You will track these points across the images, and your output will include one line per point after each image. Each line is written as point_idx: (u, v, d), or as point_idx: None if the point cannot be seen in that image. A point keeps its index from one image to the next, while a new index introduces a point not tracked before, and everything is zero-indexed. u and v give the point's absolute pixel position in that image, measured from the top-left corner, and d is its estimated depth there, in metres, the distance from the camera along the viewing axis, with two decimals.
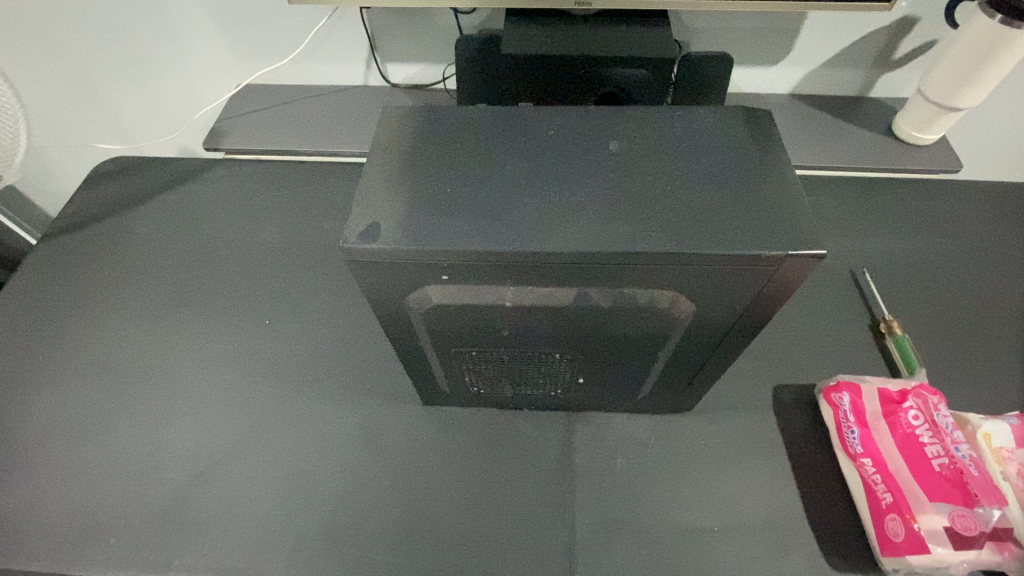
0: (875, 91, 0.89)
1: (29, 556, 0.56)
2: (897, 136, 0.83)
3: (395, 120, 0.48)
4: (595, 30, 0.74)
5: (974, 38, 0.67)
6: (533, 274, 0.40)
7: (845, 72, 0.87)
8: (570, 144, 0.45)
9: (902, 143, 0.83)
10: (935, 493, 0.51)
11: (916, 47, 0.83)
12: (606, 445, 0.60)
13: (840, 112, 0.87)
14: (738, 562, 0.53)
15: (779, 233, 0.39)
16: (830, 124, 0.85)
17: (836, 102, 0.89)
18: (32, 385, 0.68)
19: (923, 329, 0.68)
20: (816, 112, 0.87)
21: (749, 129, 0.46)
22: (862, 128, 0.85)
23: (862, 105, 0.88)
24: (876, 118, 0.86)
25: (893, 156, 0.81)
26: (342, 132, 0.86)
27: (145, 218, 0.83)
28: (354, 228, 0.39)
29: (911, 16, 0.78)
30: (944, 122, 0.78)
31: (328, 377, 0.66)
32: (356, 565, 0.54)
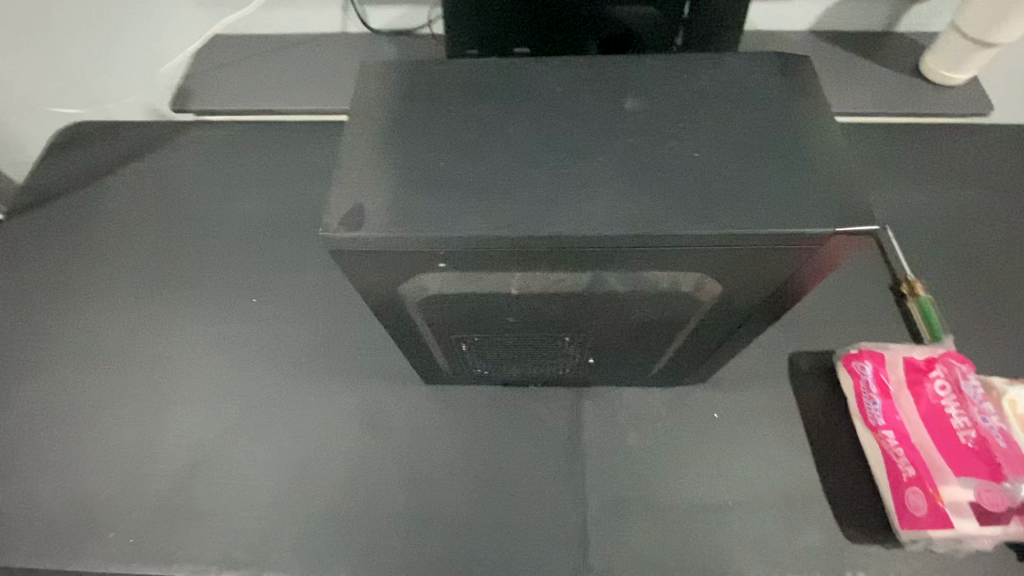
0: (903, 24, 0.81)
1: (31, 552, 0.55)
2: (922, 78, 0.77)
3: (377, 79, 0.42)
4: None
5: None
6: (542, 261, 0.36)
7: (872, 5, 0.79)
8: (580, 106, 0.40)
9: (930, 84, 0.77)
10: (960, 467, 0.49)
11: None
12: (617, 421, 0.58)
13: (863, 50, 0.80)
14: (753, 536, 0.52)
15: (824, 206, 0.34)
16: (853, 64, 0.79)
17: (862, 40, 0.81)
18: (12, 375, 0.64)
19: (947, 289, 0.65)
20: (843, 52, 0.79)
21: (784, 80, 0.40)
22: (887, 68, 0.78)
23: (887, 42, 0.81)
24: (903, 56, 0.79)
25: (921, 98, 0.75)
26: (323, 87, 0.79)
27: (115, 191, 0.77)
28: (337, 213, 0.35)
29: None
30: (977, 61, 0.71)
31: (324, 358, 0.63)
32: (364, 551, 0.53)
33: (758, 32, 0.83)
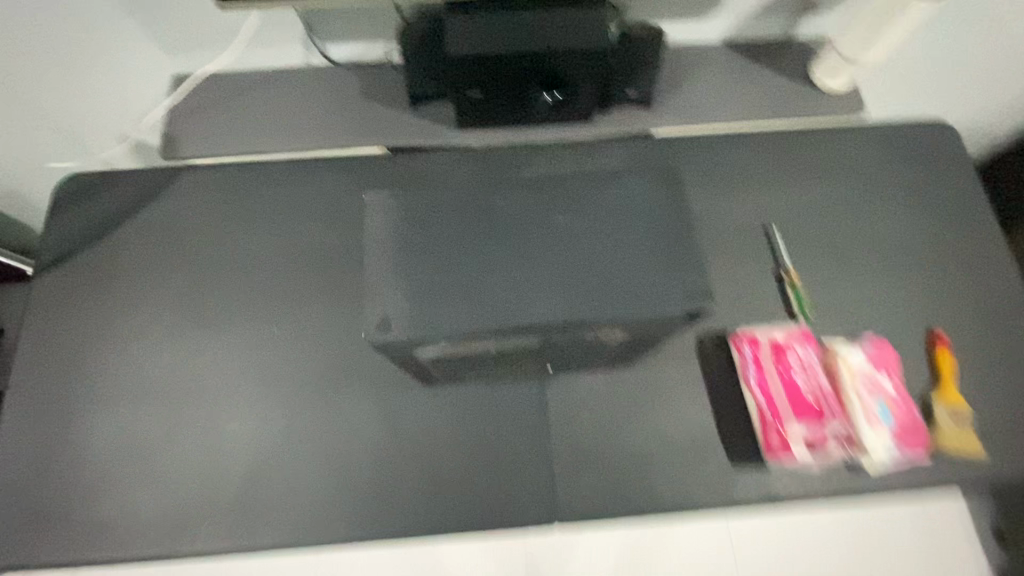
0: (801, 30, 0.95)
1: (143, 543, 0.73)
2: (813, 83, 0.92)
3: (378, 201, 0.57)
4: (536, 17, 0.76)
5: None
6: (512, 335, 0.53)
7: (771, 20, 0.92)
8: (526, 214, 0.57)
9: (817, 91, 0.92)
10: (807, 414, 0.70)
11: None
12: (574, 399, 0.78)
13: (765, 59, 0.94)
14: (670, 471, 0.74)
15: (692, 286, 0.53)
16: (754, 75, 0.93)
17: (764, 51, 0.94)
18: (87, 411, 0.79)
19: (815, 272, 0.85)
20: (745, 64, 0.94)
21: (666, 186, 0.58)
22: (783, 77, 0.93)
23: (786, 50, 0.94)
24: (797, 65, 0.94)
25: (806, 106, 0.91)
26: (301, 127, 0.89)
27: (126, 240, 0.87)
28: (373, 321, 0.51)
29: None
30: (853, 74, 0.87)
31: (343, 372, 0.80)
32: (399, 512, 0.74)
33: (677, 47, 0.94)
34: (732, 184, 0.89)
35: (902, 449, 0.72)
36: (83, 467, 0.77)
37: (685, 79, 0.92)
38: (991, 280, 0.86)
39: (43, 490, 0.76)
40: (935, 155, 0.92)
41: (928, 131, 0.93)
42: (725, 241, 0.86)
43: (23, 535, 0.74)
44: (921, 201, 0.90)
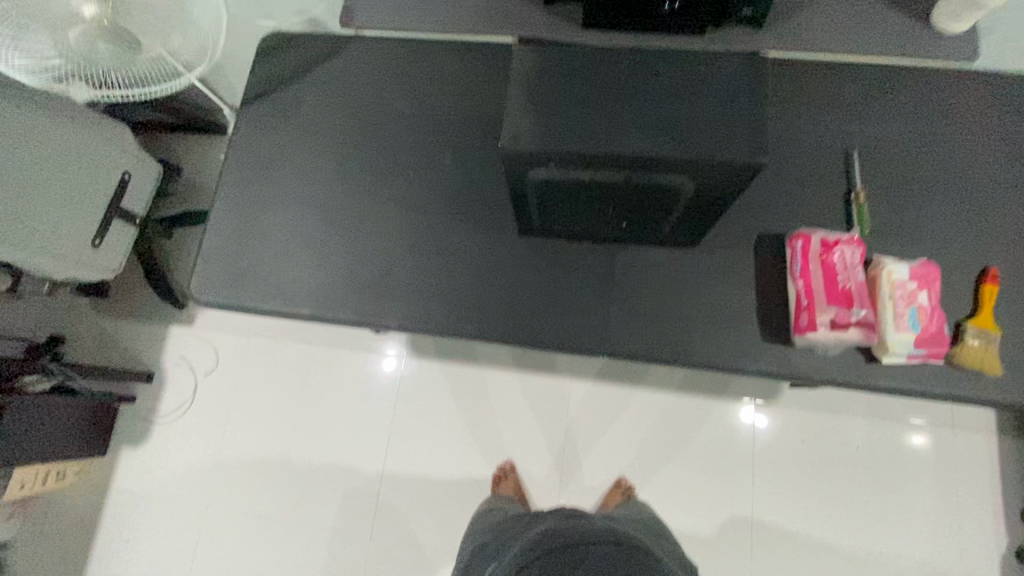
0: None
1: (299, 304, 0.99)
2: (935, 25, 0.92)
3: (524, 56, 0.73)
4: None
5: None
6: (602, 165, 0.68)
7: None
8: (632, 78, 0.71)
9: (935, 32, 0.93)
10: (838, 302, 0.82)
11: None
12: (639, 264, 0.94)
13: None
14: (707, 332, 0.90)
15: (754, 148, 0.65)
16: (878, 8, 0.94)
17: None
18: (268, 207, 1.05)
19: (885, 197, 0.93)
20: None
21: (749, 73, 0.70)
22: (905, 14, 0.93)
23: None
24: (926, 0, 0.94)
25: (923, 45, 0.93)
26: (443, 8, 1.01)
27: (306, 87, 1.09)
28: (507, 134, 0.68)
29: None
30: (979, 12, 0.87)
31: (459, 213, 1.00)
32: (485, 321, 0.95)
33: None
34: (824, 111, 0.96)
35: (919, 349, 0.82)
36: (262, 245, 1.03)
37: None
38: None
39: (237, 255, 1.03)
40: None
41: None
42: (804, 159, 0.95)
43: (223, 282, 1.02)
44: (1014, 150, 0.94)
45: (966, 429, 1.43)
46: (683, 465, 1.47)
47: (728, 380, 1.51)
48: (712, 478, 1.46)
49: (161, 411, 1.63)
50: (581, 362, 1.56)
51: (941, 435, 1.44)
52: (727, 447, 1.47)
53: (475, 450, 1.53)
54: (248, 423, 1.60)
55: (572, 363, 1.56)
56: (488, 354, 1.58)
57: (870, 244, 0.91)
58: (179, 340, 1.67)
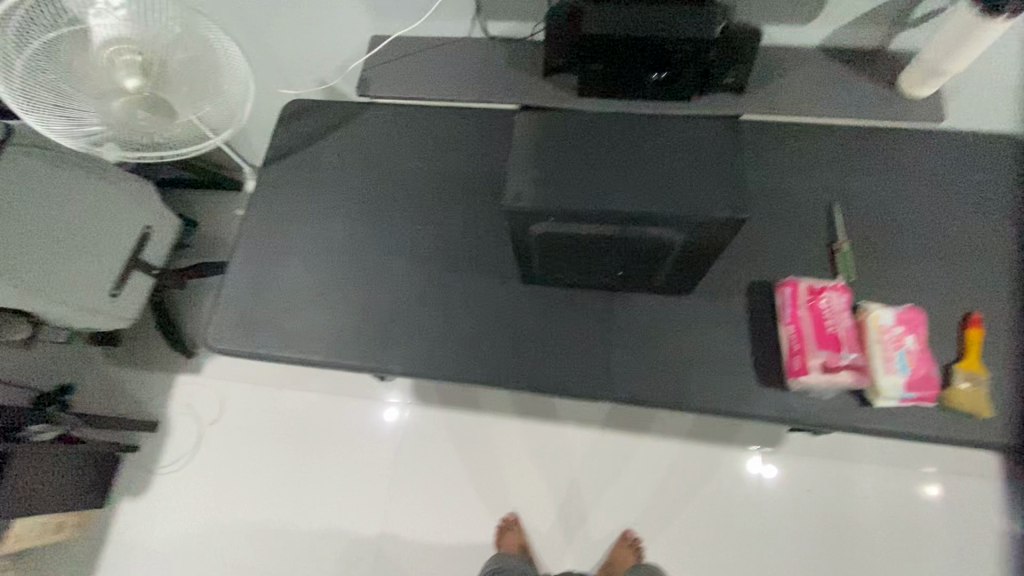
0: (895, 45, 1.05)
1: (310, 351, 1.03)
2: (899, 90, 1.01)
3: (525, 123, 0.80)
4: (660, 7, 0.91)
5: (961, 21, 0.86)
6: (598, 219, 0.74)
7: (869, 31, 1.02)
8: (623, 142, 0.78)
9: (902, 97, 1.02)
10: (827, 346, 0.86)
11: (930, 12, 0.97)
12: (637, 310, 0.98)
13: (862, 65, 1.04)
14: (704, 376, 0.93)
15: (736, 204, 0.71)
16: (847, 77, 1.03)
17: (861, 55, 1.05)
18: (283, 259, 1.10)
19: (867, 246, 0.98)
20: (839, 65, 1.04)
21: (729, 137, 0.77)
22: (872, 82, 1.03)
23: (883, 59, 1.05)
24: (891, 70, 1.03)
25: (891, 108, 1.01)
26: (452, 79, 1.11)
27: (323, 149, 1.17)
28: (510, 193, 0.74)
29: None
30: (937, 82, 0.96)
31: (464, 263, 1.05)
32: (489, 366, 0.98)
33: (779, 43, 1.07)
34: (804, 168, 1.04)
35: (911, 392, 0.85)
36: (276, 294, 1.08)
37: (786, 69, 1.04)
38: None
39: (252, 304, 1.08)
40: (1006, 165, 1.02)
41: (1009, 141, 1.02)
42: (788, 211, 1.01)
43: (238, 330, 1.06)
44: (985, 202, 1.00)
45: (975, 477, 1.42)
46: (689, 516, 1.45)
47: (732, 428, 1.51)
48: (719, 529, 1.44)
49: (164, 461, 1.63)
50: (584, 411, 1.57)
51: (949, 483, 1.42)
52: (733, 498, 1.46)
53: (479, 501, 1.51)
54: (251, 474, 1.60)
55: (575, 412, 1.57)
56: (492, 404, 1.59)
57: (856, 291, 0.95)
58: (186, 388, 1.69)
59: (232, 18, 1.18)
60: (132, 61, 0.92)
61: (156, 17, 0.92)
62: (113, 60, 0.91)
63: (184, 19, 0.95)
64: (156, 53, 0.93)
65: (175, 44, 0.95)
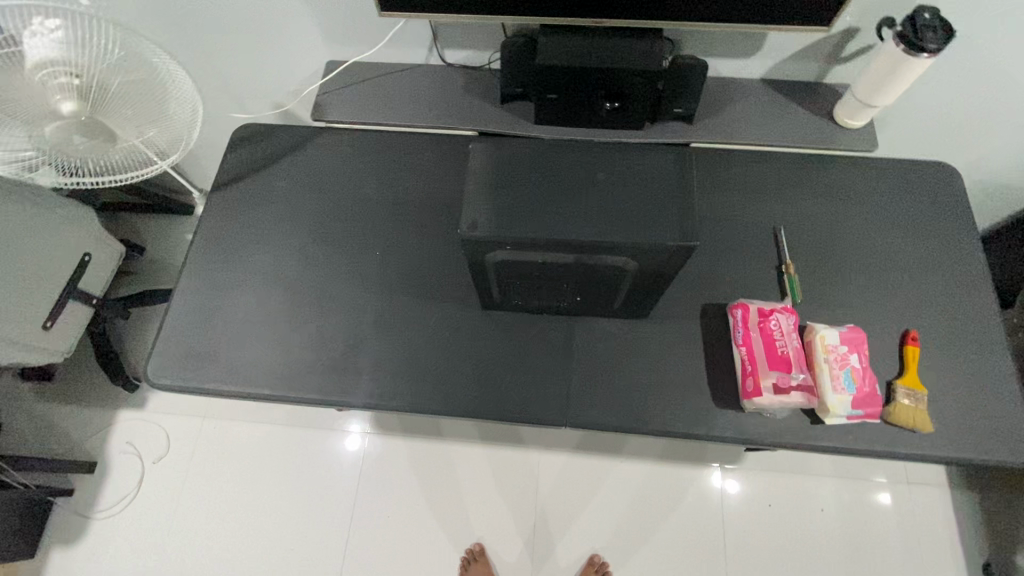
0: (830, 79, 1.11)
1: (261, 384, 0.98)
2: (835, 120, 1.07)
3: (480, 152, 0.80)
4: (610, 36, 0.96)
5: (887, 59, 0.92)
6: (553, 247, 0.74)
7: (806, 66, 1.09)
8: (577, 170, 0.79)
9: (838, 126, 1.08)
10: (779, 367, 0.88)
11: (860, 49, 1.04)
12: (596, 335, 0.99)
13: (801, 97, 1.10)
14: (663, 400, 0.94)
15: (685, 232, 0.73)
16: (786, 108, 1.09)
17: (799, 88, 1.11)
18: (233, 288, 1.06)
19: (812, 268, 1.03)
20: (779, 97, 1.10)
21: (679, 166, 0.79)
22: (811, 113, 1.09)
23: (820, 92, 1.11)
24: (827, 102, 1.10)
25: (829, 137, 1.07)
26: (408, 105, 1.11)
27: (275, 174, 1.15)
28: (466, 222, 0.74)
29: (853, 28, 1.00)
30: (869, 113, 1.02)
31: (423, 290, 1.04)
32: (449, 396, 0.96)
33: (723, 76, 1.12)
34: (751, 194, 1.08)
35: (857, 410, 0.88)
36: (225, 325, 1.03)
37: (731, 101, 1.09)
38: (966, 294, 1.01)
39: (199, 336, 1.02)
40: (933, 191, 1.09)
41: (934, 169, 1.10)
42: (737, 236, 1.05)
43: (182, 364, 1.01)
44: (917, 225, 1.06)
45: (922, 485, 1.48)
46: (655, 538, 1.46)
47: (693, 447, 1.53)
48: (684, 550, 1.44)
49: (101, 505, 1.52)
50: (549, 435, 1.55)
51: (899, 491, 1.48)
52: (697, 517, 1.47)
53: (443, 533, 1.47)
54: (199, 516, 1.50)
55: (540, 437, 1.55)
56: (456, 431, 1.56)
57: (803, 312, 0.99)
58: (127, 425, 1.59)
59: (179, 41, 1.15)
60: (67, 85, 0.88)
61: (94, 41, 0.86)
62: (47, 83, 0.88)
63: (127, 43, 0.90)
64: (94, 77, 0.90)
65: (117, 68, 0.92)
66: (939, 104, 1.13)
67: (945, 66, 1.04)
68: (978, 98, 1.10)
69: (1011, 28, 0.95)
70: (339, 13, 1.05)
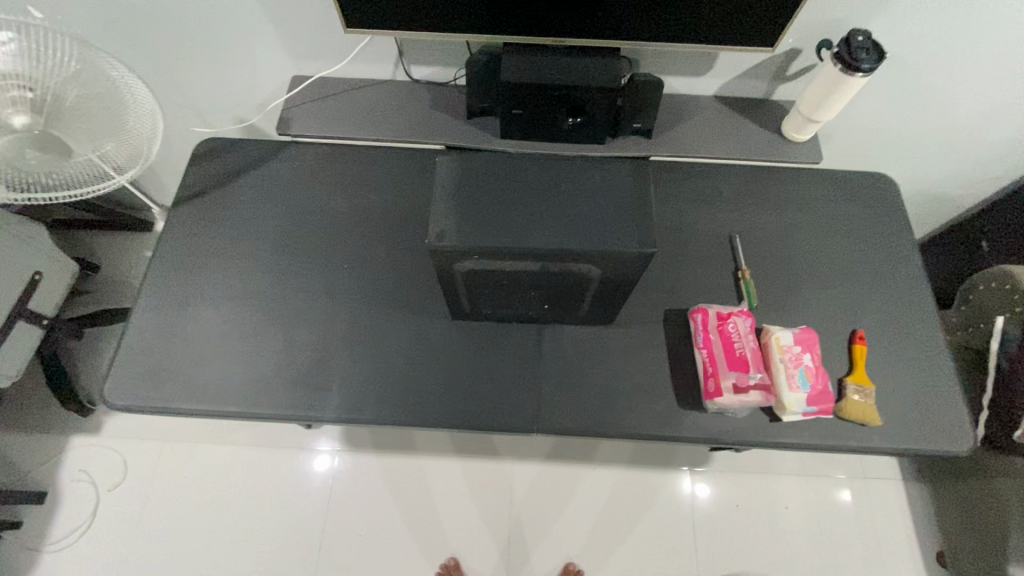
0: (777, 96, 1.19)
1: (226, 402, 0.96)
2: (783, 134, 1.14)
3: (447, 165, 0.82)
4: (578, 56, 0.99)
5: (827, 77, 0.99)
6: (519, 255, 0.77)
7: (755, 83, 1.15)
8: (540, 181, 0.81)
9: (786, 140, 1.15)
10: (737, 367, 0.92)
11: (802, 68, 1.11)
12: (564, 342, 1.01)
13: (751, 112, 1.17)
14: (629, 402, 0.96)
15: (644, 239, 0.76)
16: (738, 123, 1.15)
17: (749, 104, 1.18)
18: (195, 304, 1.04)
19: (767, 273, 1.08)
20: (731, 113, 1.16)
21: (637, 176, 0.82)
22: (760, 127, 1.15)
23: (768, 107, 1.18)
24: (775, 117, 1.17)
25: (778, 150, 1.14)
26: (375, 119, 1.12)
27: (240, 188, 1.13)
28: (433, 232, 0.75)
29: (795, 48, 1.07)
30: (813, 127, 1.09)
31: (392, 301, 1.04)
32: (419, 406, 0.96)
33: (679, 92, 1.18)
34: (707, 203, 1.14)
35: (812, 406, 0.93)
36: (186, 343, 1.01)
37: (686, 116, 1.15)
38: (906, 294, 1.08)
39: (159, 354, 1.00)
40: (873, 199, 1.17)
41: (873, 179, 1.18)
42: (695, 243, 1.10)
43: (140, 384, 0.97)
44: (861, 231, 1.14)
45: (878, 480, 1.55)
46: (628, 543, 1.47)
47: (664, 451, 1.56)
48: (657, 555, 1.47)
49: (51, 537, 1.43)
50: (523, 444, 1.56)
51: (857, 487, 1.55)
52: (669, 521, 1.50)
53: (417, 549, 1.45)
54: (159, 543, 1.44)
55: (514, 446, 1.56)
56: (429, 443, 1.56)
57: (759, 315, 1.04)
58: (81, 451, 1.52)
59: (139, 54, 1.14)
60: (19, 98, 0.89)
61: (49, 54, 0.89)
62: None
63: (82, 54, 0.91)
64: (47, 90, 0.91)
65: (70, 82, 0.92)
66: (876, 119, 1.21)
67: (880, 84, 1.13)
68: (910, 114, 1.19)
69: (934, 50, 1.04)
70: (304, 29, 1.06)
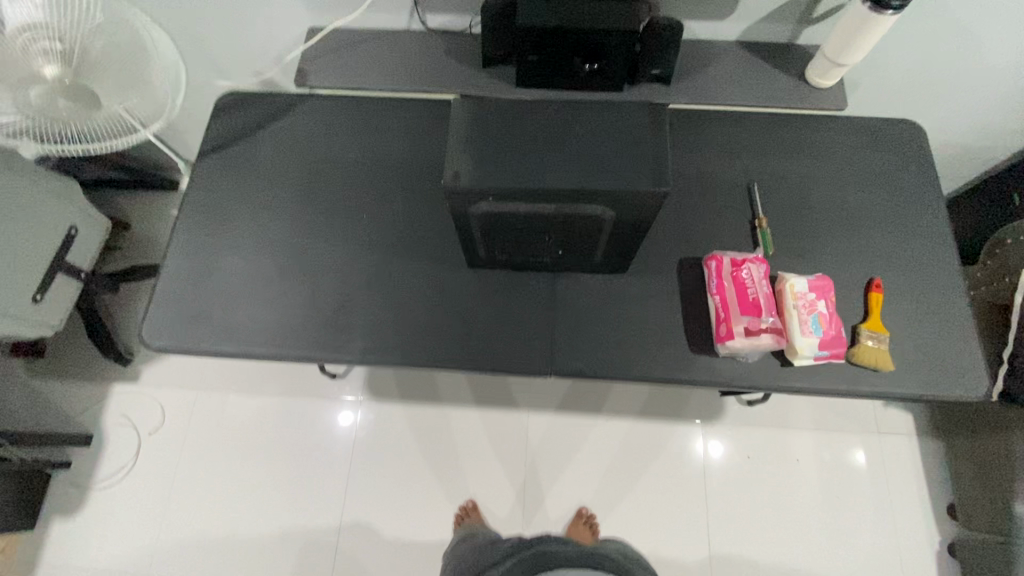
0: (803, 40, 1.15)
1: (256, 344, 1.01)
2: (808, 79, 1.11)
3: (463, 109, 0.83)
4: None
5: (853, 17, 0.95)
6: (533, 196, 0.78)
7: (780, 27, 1.11)
8: (556, 123, 0.81)
9: (812, 86, 1.12)
10: (749, 311, 0.93)
11: (830, 9, 1.07)
12: (577, 288, 1.03)
13: (774, 58, 1.13)
14: (641, 347, 0.99)
15: (657, 178, 0.76)
16: (761, 69, 1.12)
17: (773, 49, 1.14)
18: (224, 252, 1.08)
19: (784, 222, 1.07)
20: (753, 58, 1.13)
21: (652, 117, 0.82)
22: (784, 73, 1.12)
23: (793, 52, 1.14)
24: (799, 62, 1.13)
25: (801, 96, 1.11)
26: (391, 70, 1.12)
27: (261, 141, 1.16)
28: (448, 174, 0.77)
29: None
30: (838, 72, 1.06)
31: (410, 250, 1.06)
32: (436, 348, 1.00)
33: (701, 38, 1.15)
34: (725, 151, 1.12)
35: (824, 351, 0.94)
36: (217, 289, 1.05)
37: (707, 62, 1.12)
38: (928, 244, 1.07)
39: (191, 299, 1.05)
40: (899, 146, 1.13)
41: (899, 126, 1.15)
42: (712, 193, 1.09)
43: (176, 326, 1.03)
44: (884, 180, 1.11)
45: (891, 434, 1.56)
46: (639, 490, 1.52)
47: (676, 402, 1.60)
48: (668, 501, 1.51)
49: (100, 475, 1.55)
50: (538, 394, 1.61)
51: (870, 441, 1.56)
52: (679, 469, 1.54)
53: (437, 492, 1.53)
54: (198, 482, 1.54)
55: (529, 396, 1.61)
56: (447, 392, 1.61)
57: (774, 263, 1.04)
58: (121, 398, 1.61)
59: (158, 7, 1.15)
60: (50, 49, 0.91)
61: (75, 4, 0.91)
62: (28, 47, 0.90)
63: (107, 6, 0.93)
64: (74, 42, 0.92)
65: (97, 32, 0.94)
66: (908, 64, 1.16)
67: (914, 26, 1.07)
68: (944, 58, 1.14)
69: None
70: None
